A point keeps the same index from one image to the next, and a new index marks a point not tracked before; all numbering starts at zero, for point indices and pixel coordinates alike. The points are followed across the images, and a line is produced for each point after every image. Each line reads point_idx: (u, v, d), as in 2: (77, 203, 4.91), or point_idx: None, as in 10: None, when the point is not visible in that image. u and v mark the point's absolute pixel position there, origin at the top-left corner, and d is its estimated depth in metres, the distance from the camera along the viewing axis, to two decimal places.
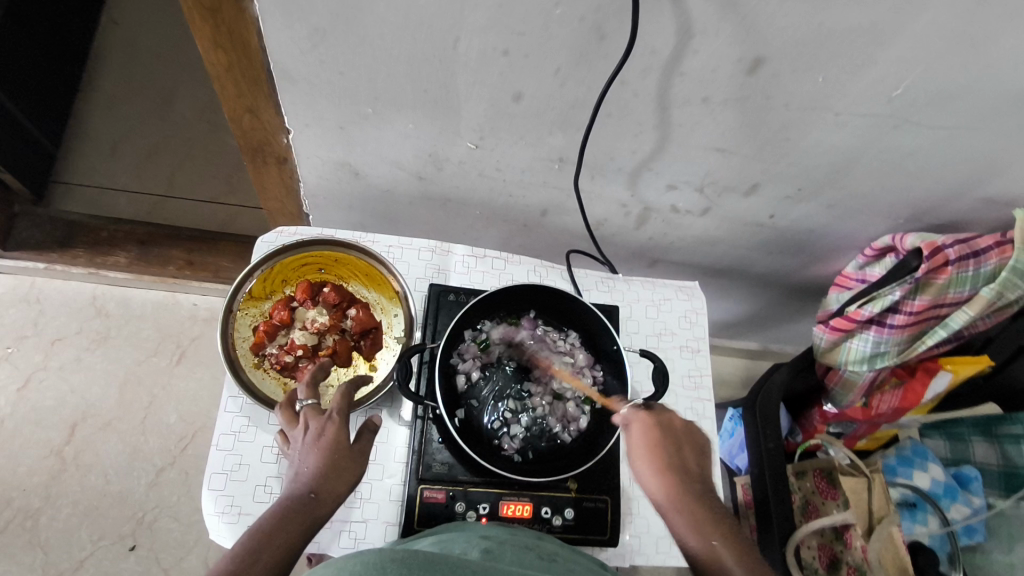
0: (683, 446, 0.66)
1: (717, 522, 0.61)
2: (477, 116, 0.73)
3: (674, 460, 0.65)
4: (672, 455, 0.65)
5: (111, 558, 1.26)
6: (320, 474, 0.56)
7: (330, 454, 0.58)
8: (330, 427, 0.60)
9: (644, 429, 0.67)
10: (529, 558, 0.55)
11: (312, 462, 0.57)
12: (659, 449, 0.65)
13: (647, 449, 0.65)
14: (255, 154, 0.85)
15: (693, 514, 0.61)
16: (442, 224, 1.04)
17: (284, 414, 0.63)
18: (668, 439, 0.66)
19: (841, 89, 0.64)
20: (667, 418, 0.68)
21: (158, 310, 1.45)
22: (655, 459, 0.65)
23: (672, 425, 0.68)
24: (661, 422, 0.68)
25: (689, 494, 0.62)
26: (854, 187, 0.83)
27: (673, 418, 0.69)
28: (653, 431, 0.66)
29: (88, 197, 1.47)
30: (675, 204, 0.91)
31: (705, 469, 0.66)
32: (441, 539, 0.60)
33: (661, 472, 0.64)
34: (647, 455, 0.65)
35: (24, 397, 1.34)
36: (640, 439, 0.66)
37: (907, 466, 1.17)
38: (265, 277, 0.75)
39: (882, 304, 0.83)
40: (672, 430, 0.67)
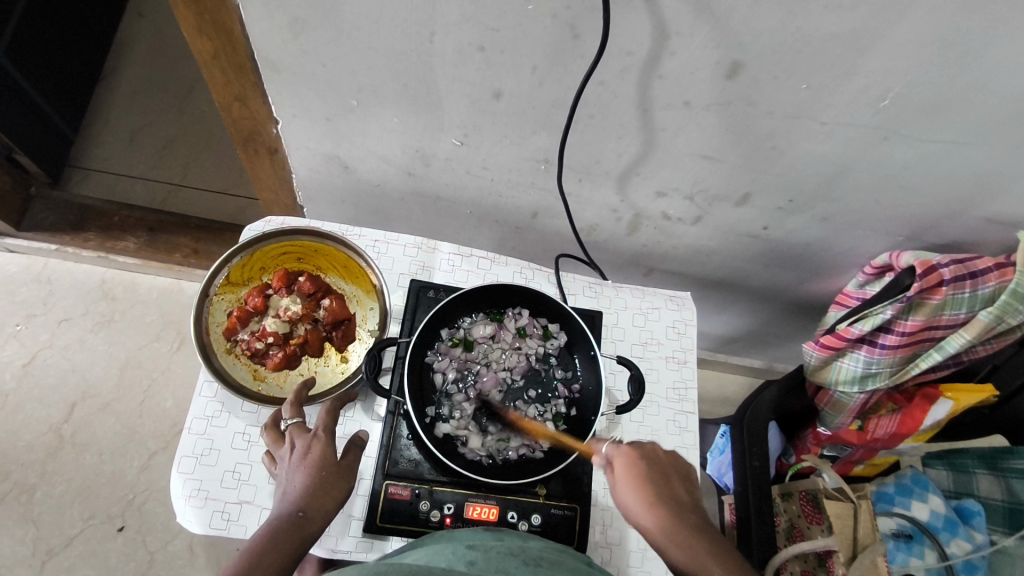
0: (670, 476, 0.63)
1: (719, 555, 0.57)
2: (460, 113, 0.74)
3: (663, 492, 0.61)
4: (659, 485, 0.62)
5: (100, 537, 1.29)
6: (308, 492, 0.57)
7: (317, 472, 0.59)
8: (315, 445, 0.61)
9: (628, 462, 0.63)
10: (513, 565, 0.52)
11: (300, 480, 0.58)
12: (646, 481, 0.62)
13: (635, 481, 0.62)
14: (247, 143, 0.87)
15: (694, 550, 0.57)
16: (433, 222, 1.04)
17: (269, 434, 0.64)
18: (654, 470, 0.63)
19: (824, 98, 0.63)
20: (649, 448, 0.65)
21: (162, 296, 1.47)
22: (643, 492, 0.61)
23: (655, 454, 0.65)
24: (644, 453, 0.65)
25: (685, 526, 0.59)
26: (847, 201, 0.80)
27: (655, 448, 0.66)
28: (637, 462, 0.63)
29: (103, 182, 1.51)
30: (666, 211, 0.90)
31: (693, 499, 0.63)
32: (427, 550, 0.58)
33: (653, 505, 0.60)
34: (636, 488, 0.61)
35: (28, 373, 1.37)
36: (626, 474, 0.63)
37: (906, 496, 1.13)
38: (243, 264, 0.75)
39: (873, 323, 0.79)
40: (657, 461, 0.64)
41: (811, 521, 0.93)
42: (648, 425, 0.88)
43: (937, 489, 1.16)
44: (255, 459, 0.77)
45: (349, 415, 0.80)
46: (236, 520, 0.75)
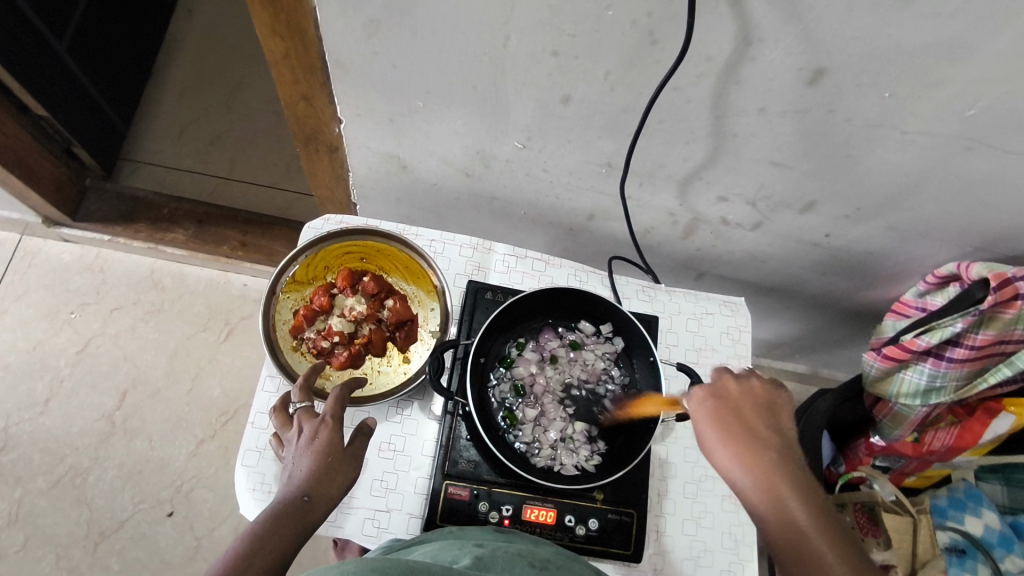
0: (754, 418, 0.58)
1: (804, 496, 0.54)
2: (526, 116, 0.73)
3: (747, 435, 0.57)
4: (739, 427, 0.58)
5: (150, 520, 1.32)
6: (314, 478, 0.59)
7: (322, 459, 0.60)
8: (322, 431, 0.62)
9: (706, 407, 0.60)
10: (520, 567, 0.55)
11: (305, 465, 0.60)
12: (728, 423, 0.58)
13: (718, 428, 0.58)
14: (309, 141, 0.87)
15: (776, 494, 0.54)
16: (486, 223, 1.04)
17: (278, 417, 0.66)
18: (737, 411, 0.59)
19: (908, 105, 0.62)
20: (730, 390, 0.60)
21: (209, 286, 1.50)
22: (727, 438, 0.57)
23: (738, 397, 0.60)
24: (724, 393, 0.60)
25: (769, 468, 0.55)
26: (917, 208, 0.79)
27: (738, 387, 0.60)
28: (717, 405, 0.59)
29: (153, 174, 1.54)
30: (725, 216, 0.89)
31: (785, 434, 0.59)
32: (437, 545, 0.62)
33: (738, 454, 0.56)
34: (717, 435, 0.58)
35: (82, 359, 1.41)
36: (708, 419, 0.59)
37: (960, 510, 1.11)
38: (308, 263, 0.76)
39: (941, 336, 0.77)
40: (742, 401, 0.59)
41: (866, 534, 0.90)
42: None
43: (992, 504, 1.13)
44: None
45: (407, 415, 0.82)
46: None
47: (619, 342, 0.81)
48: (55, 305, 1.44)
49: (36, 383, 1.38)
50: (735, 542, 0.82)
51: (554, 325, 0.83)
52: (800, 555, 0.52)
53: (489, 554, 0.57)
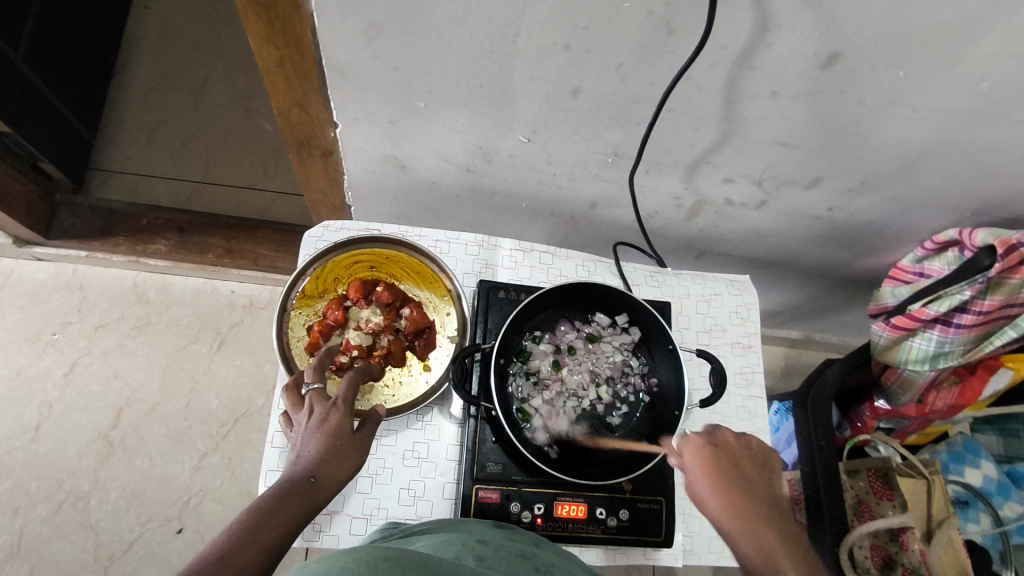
0: (743, 466, 0.60)
1: (788, 545, 0.55)
2: (532, 110, 0.71)
3: (734, 480, 0.59)
4: (727, 473, 0.59)
5: (159, 539, 1.30)
6: (323, 457, 0.55)
7: (332, 441, 0.56)
8: (335, 413, 0.58)
9: (699, 449, 0.61)
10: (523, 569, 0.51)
11: (313, 447, 0.55)
12: (717, 469, 0.60)
13: (706, 470, 0.60)
14: (302, 148, 0.84)
15: (761, 538, 0.55)
16: (485, 217, 1.02)
17: (289, 397, 0.61)
18: (727, 457, 0.61)
19: (921, 82, 0.62)
20: (723, 437, 0.62)
21: (196, 296, 1.46)
22: (713, 483, 0.59)
23: (729, 444, 0.62)
24: (716, 440, 0.62)
25: (752, 510, 0.57)
26: (920, 179, 0.80)
27: (730, 436, 0.63)
28: (709, 450, 0.61)
29: (125, 183, 1.47)
30: (730, 197, 0.89)
31: (771, 489, 0.60)
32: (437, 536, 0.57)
33: (723, 495, 0.58)
34: (705, 476, 0.59)
35: (71, 381, 1.37)
36: (699, 464, 0.60)
37: (959, 463, 1.14)
38: (317, 276, 0.75)
39: (950, 304, 0.79)
40: (732, 451, 0.61)
41: (881, 498, 0.93)
42: (719, 413, 0.89)
43: (989, 455, 1.17)
44: None
45: (428, 421, 0.81)
46: (327, 530, 0.75)
47: (636, 332, 0.81)
48: (36, 327, 1.39)
49: (25, 410, 1.34)
50: None
51: (569, 319, 0.82)
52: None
53: (492, 552, 0.52)
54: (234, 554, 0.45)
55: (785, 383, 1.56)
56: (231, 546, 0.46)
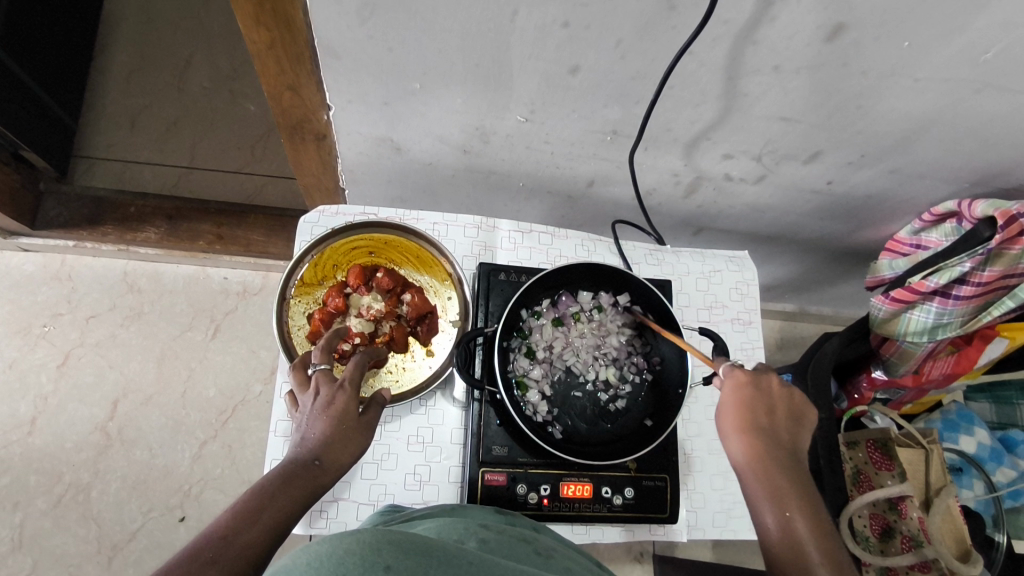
0: (777, 414, 0.60)
1: (801, 496, 0.56)
2: (530, 89, 0.70)
3: (763, 426, 0.59)
4: (761, 419, 0.59)
5: (162, 528, 1.30)
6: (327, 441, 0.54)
7: (337, 424, 0.55)
8: (340, 396, 0.57)
9: (736, 389, 0.61)
10: (525, 552, 0.50)
11: (318, 430, 0.55)
12: (751, 413, 0.60)
13: (737, 410, 0.60)
14: (294, 131, 0.82)
15: (776, 485, 0.56)
16: (482, 198, 1.01)
17: (295, 375, 0.60)
18: (762, 401, 0.61)
19: (925, 54, 0.61)
20: (765, 382, 0.61)
21: (188, 284, 1.44)
22: (744, 426, 0.59)
23: (769, 390, 0.61)
24: (758, 383, 0.61)
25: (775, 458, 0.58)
26: (920, 151, 0.79)
27: (772, 382, 0.62)
28: (749, 392, 0.60)
29: (110, 170, 1.44)
30: (729, 172, 0.88)
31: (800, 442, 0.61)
32: (438, 521, 0.56)
33: (748, 435, 0.58)
34: (734, 415, 0.60)
35: (65, 373, 1.35)
36: (735, 404, 0.60)
37: (954, 431, 1.16)
38: (316, 263, 0.73)
39: (950, 276, 0.79)
40: (773, 397, 0.61)
41: (879, 468, 0.94)
42: None
43: (982, 422, 1.19)
44: None
45: (431, 405, 0.81)
46: (335, 517, 0.76)
47: (638, 311, 0.81)
48: (26, 320, 1.36)
49: (19, 404, 1.32)
50: None
51: (572, 298, 0.81)
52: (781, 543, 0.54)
53: (494, 535, 0.51)
54: (235, 533, 0.45)
55: (781, 357, 1.57)
56: (235, 525, 0.46)
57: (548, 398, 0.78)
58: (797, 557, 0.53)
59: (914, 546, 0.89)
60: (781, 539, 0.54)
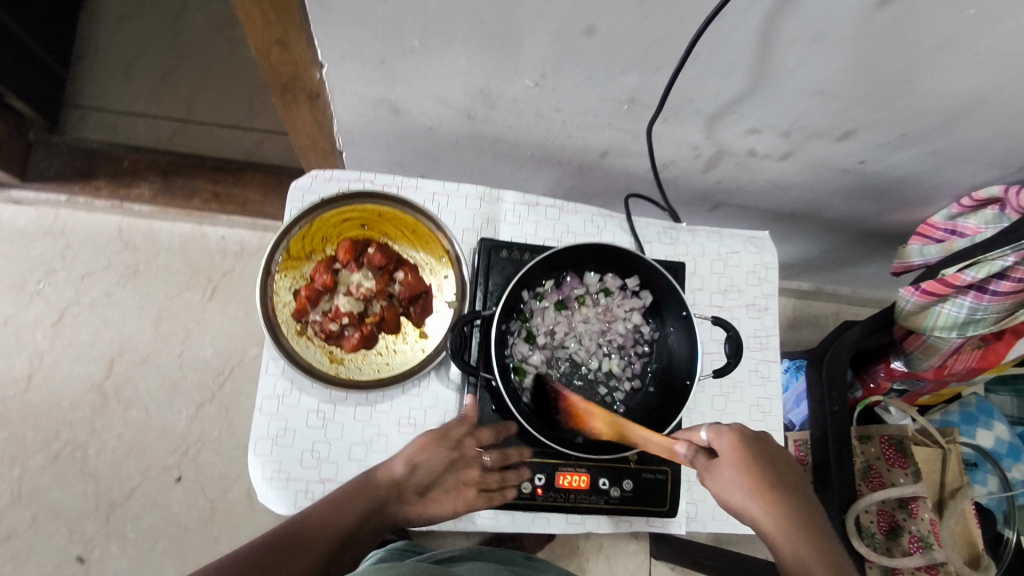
0: (775, 466, 0.64)
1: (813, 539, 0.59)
2: (541, 52, 0.63)
3: (767, 479, 0.62)
4: (762, 470, 0.63)
5: (159, 488, 1.30)
6: (416, 466, 0.68)
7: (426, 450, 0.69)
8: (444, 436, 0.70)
9: (732, 443, 0.64)
10: None
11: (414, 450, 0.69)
12: (747, 463, 0.63)
13: (737, 463, 0.63)
14: (285, 90, 0.75)
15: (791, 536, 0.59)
16: (487, 165, 0.94)
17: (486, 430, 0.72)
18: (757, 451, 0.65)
19: (991, 23, 0.54)
20: (756, 436, 0.65)
21: (185, 243, 1.40)
22: (745, 480, 0.62)
23: (763, 443, 0.65)
24: (751, 438, 0.65)
25: (786, 510, 0.61)
26: (967, 131, 0.72)
27: (764, 436, 0.66)
28: (741, 443, 0.64)
29: (104, 122, 1.38)
30: (754, 147, 0.81)
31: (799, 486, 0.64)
32: None
33: (753, 489, 0.62)
34: (737, 470, 0.62)
35: (60, 330, 1.33)
36: (731, 455, 0.64)
37: (971, 424, 1.11)
38: (304, 235, 0.68)
39: (989, 271, 0.73)
40: (763, 448, 0.65)
41: (893, 465, 0.89)
42: (730, 379, 0.85)
43: (1002, 416, 1.14)
44: (333, 436, 0.75)
45: (424, 386, 0.77)
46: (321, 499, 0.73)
47: (647, 296, 0.76)
48: (19, 275, 1.33)
49: (15, 361, 1.31)
50: None
51: (579, 279, 0.76)
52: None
53: None
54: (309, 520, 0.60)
55: (794, 336, 1.52)
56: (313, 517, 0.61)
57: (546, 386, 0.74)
58: None
59: (923, 548, 0.85)
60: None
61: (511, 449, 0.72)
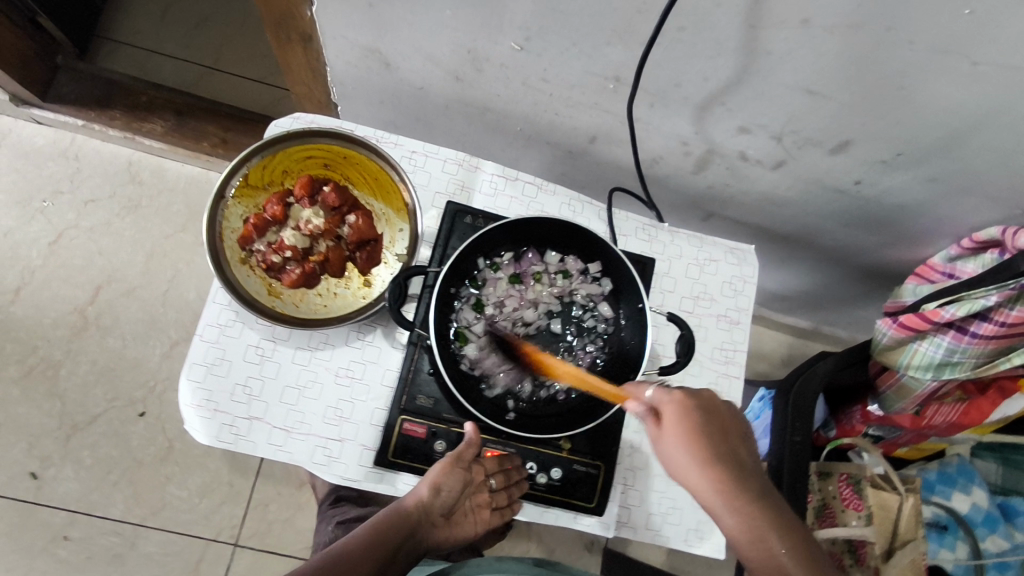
0: (726, 436, 0.58)
1: (774, 520, 0.55)
2: (524, 11, 0.62)
3: (719, 451, 0.57)
4: (715, 442, 0.57)
5: (121, 419, 1.31)
6: (440, 489, 0.67)
7: (445, 478, 0.67)
8: (458, 461, 0.68)
9: (680, 412, 0.58)
10: None
11: (434, 476, 0.67)
12: (700, 437, 0.57)
13: (687, 435, 0.57)
14: (277, 27, 0.76)
15: (750, 517, 0.54)
16: (478, 138, 0.93)
17: (492, 458, 0.72)
18: (710, 420, 0.58)
19: (987, 29, 0.51)
20: (706, 399, 0.60)
21: (189, 184, 1.42)
22: (696, 454, 0.56)
23: (713, 406, 0.60)
24: (701, 404, 0.59)
25: (745, 487, 0.56)
26: (967, 158, 0.68)
27: (714, 398, 0.60)
28: (693, 413, 0.58)
29: (131, 57, 1.41)
30: (745, 151, 0.78)
31: (751, 460, 0.60)
32: None
33: (703, 462, 0.56)
34: (688, 444, 0.57)
35: (55, 251, 1.35)
36: (681, 426, 0.57)
37: (948, 486, 1.05)
38: (263, 165, 0.68)
39: (969, 309, 0.69)
40: (719, 418, 0.59)
41: (847, 506, 0.85)
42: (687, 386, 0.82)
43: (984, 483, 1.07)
44: (268, 375, 0.74)
45: (368, 341, 0.76)
46: (244, 435, 0.72)
47: (607, 284, 0.73)
48: (27, 191, 1.37)
49: (8, 272, 1.33)
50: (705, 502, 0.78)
51: (539, 256, 0.74)
52: None
53: None
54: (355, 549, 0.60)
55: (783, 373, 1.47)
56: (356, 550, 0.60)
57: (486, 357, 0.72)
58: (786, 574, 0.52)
59: None
60: (764, 563, 0.53)
61: (512, 469, 0.71)
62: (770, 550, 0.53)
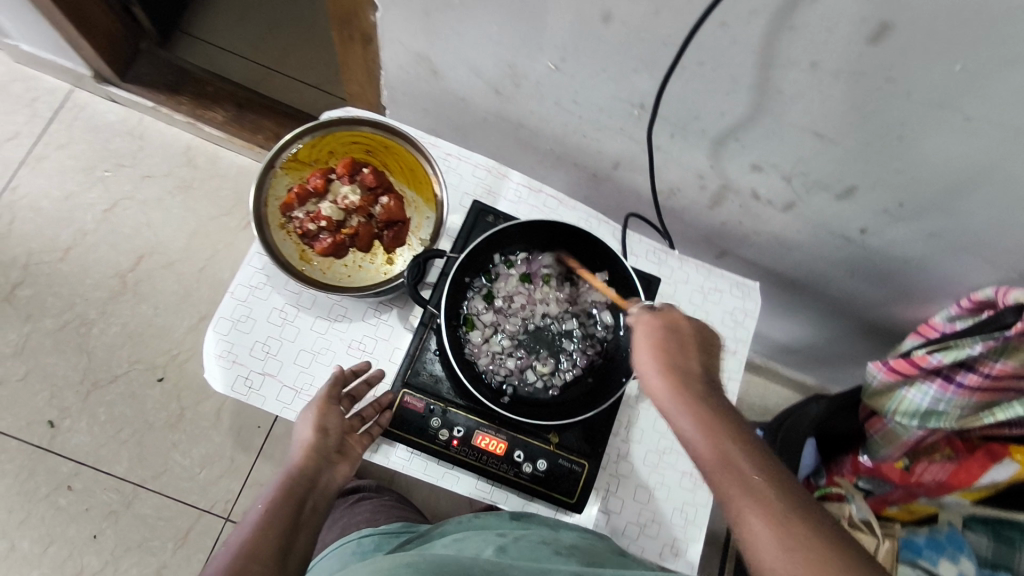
0: (690, 346, 0.62)
1: (725, 423, 0.57)
2: (562, 32, 0.69)
3: (678, 363, 0.61)
4: (675, 354, 0.61)
5: (140, 382, 1.37)
6: (325, 429, 0.70)
7: (322, 420, 0.70)
8: (327, 401, 0.72)
9: (647, 329, 0.63)
10: (544, 553, 0.62)
11: (309, 425, 0.70)
12: (662, 350, 0.62)
13: (650, 347, 0.62)
14: (342, 25, 0.84)
15: (703, 419, 0.57)
16: (511, 152, 1.00)
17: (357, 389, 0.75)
18: (673, 336, 0.63)
19: (977, 86, 0.56)
20: (674, 315, 0.64)
21: (239, 173, 1.52)
22: (655, 362, 0.61)
23: (677, 324, 0.64)
24: (667, 322, 0.63)
25: (701, 393, 0.59)
26: (964, 215, 0.72)
27: (681, 317, 0.64)
28: (658, 330, 0.63)
29: (205, 52, 1.54)
30: (756, 189, 0.84)
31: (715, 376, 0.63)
32: (459, 536, 0.68)
33: (662, 370, 0.60)
34: (650, 352, 0.61)
35: (108, 218, 1.45)
36: (646, 340, 0.62)
37: (935, 551, 1.04)
38: (313, 144, 0.75)
39: (955, 356, 0.72)
40: (682, 335, 0.63)
41: None
42: None
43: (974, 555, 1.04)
44: (287, 337, 0.79)
45: (383, 319, 0.81)
46: (257, 389, 0.77)
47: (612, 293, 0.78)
48: (92, 161, 1.48)
49: (60, 232, 1.43)
50: (684, 519, 0.80)
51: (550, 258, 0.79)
52: (723, 473, 0.54)
53: (513, 544, 0.63)
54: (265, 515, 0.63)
55: None
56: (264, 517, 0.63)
57: (490, 343, 0.76)
58: (732, 468, 0.54)
59: None
60: (713, 458, 0.55)
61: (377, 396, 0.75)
62: (719, 447, 0.55)
